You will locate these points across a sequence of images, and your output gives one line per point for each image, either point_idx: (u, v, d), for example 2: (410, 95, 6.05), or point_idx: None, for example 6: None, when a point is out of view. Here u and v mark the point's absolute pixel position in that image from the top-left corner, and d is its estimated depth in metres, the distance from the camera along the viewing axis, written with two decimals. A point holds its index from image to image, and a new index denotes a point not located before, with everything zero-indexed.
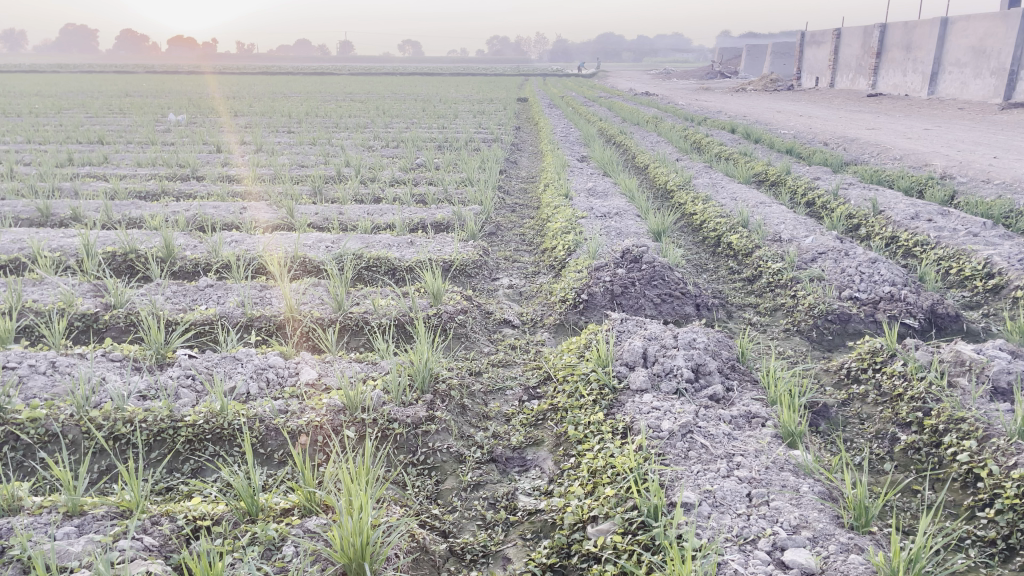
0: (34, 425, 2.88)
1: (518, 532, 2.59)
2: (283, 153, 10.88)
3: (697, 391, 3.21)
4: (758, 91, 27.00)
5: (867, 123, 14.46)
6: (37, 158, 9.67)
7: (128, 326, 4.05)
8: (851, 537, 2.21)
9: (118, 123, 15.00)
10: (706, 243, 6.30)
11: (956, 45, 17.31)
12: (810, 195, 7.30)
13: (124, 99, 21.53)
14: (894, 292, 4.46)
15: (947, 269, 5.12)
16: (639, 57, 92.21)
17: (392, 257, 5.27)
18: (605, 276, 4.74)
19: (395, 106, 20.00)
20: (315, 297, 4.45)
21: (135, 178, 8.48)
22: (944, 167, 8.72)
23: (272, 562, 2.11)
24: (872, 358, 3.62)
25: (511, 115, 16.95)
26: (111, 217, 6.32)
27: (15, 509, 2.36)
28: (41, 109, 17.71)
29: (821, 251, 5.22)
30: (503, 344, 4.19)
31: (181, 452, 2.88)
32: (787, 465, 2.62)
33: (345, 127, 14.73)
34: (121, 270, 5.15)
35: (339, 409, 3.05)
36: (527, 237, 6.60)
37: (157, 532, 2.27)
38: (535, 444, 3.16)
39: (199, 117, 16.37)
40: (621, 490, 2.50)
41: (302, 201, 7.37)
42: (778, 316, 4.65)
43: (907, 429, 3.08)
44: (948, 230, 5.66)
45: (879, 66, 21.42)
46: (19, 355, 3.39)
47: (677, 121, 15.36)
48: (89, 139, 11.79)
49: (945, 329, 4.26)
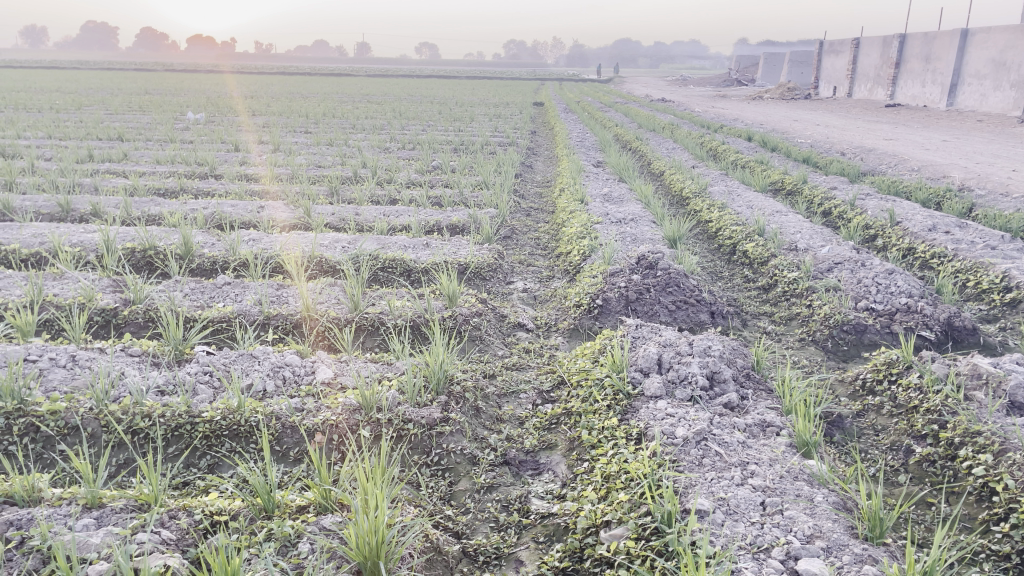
0: (54, 418, 2.92)
1: (531, 535, 2.60)
2: (301, 154, 10.96)
3: (712, 399, 3.20)
4: (775, 100, 26.93)
5: (884, 133, 14.41)
6: (58, 153, 9.77)
7: (146, 322, 4.10)
8: (866, 548, 2.21)
9: (139, 120, 15.20)
10: (722, 250, 6.30)
11: (976, 57, 17.22)
12: (827, 205, 7.29)
13: (144, 96, 21.88)
14: (911, 304, 4.44)
15: (964, 282, 5.10)
16: (655, 62, 92.13)
17: (408, 258, 5.30)
18: (619, 281, 4.75)
19: (412, 108, 20.10)
20: (331, 297, 4.48)
21: (155, 176, 8.57)
22: (962, 179, 8.67)
23: (289, 558, 2.13)
24: (887, 369, 3.61)
25: (527, 120, 17.01)
26: (130, 213, 6.39)
27: (35, 499, 2.39)
28: (61, 105, 17.87)
29: (837, 262, 5.21)
30: (518, 347, 4.20)
31: (198, 447, 2.90)
32: (801, 474, 2.62)
33: (362, 127, 14.83)
34: (140, 266, 5.22)
35: (355, 408, 3.08)
36: (542, 241, 6.61)
37: (175, 525, 2.30)
38: (548, 448, 3.17)
39: (217, 115, 16.54)
40: (634, 496, 2.51)
41: (319, 201, 7.42)
42: (793, 325, 4.65)
43: (922, 442, 3.07)
44: (966, 243, 5.63)
45: (898, 77, 21.32)
46: (40, 348, 3.44)
47: (693, 128, 15.32)
48: (109, 136, 11.93)
49: (962, 342, 4.23)
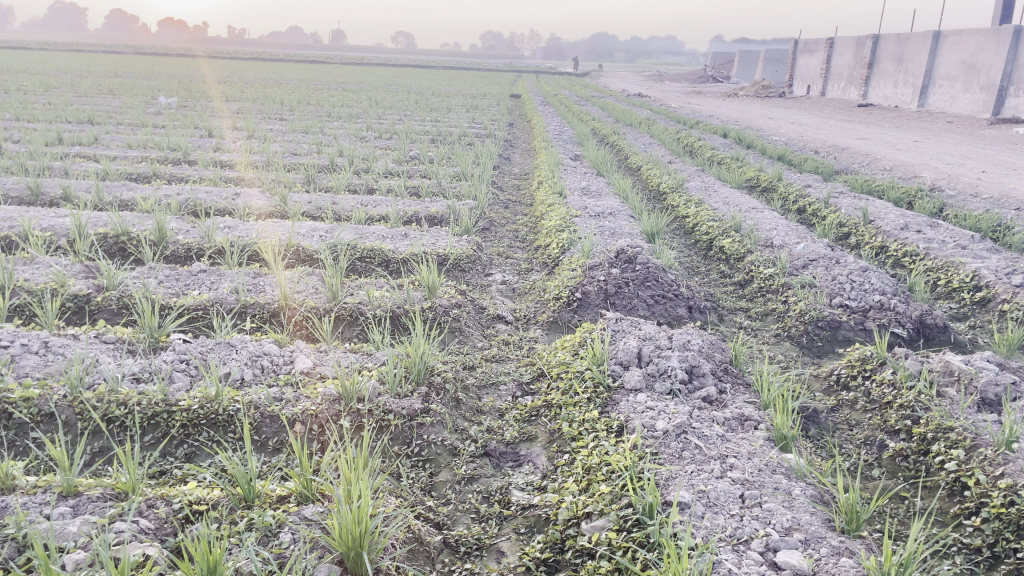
0: (27, 405, 2.87)
1: (512, 526, 2.61)
2: (276, 141, 10.85)
3: (691, 392, 3.24)
4: (749, 97, 27.15)
5: (858, 132, 14.59)
6: (27, 135, 9.57)
7: (121, 309, 4.04)
8: (843, 541, 2.25)
9: (109, 103, 14.94)
10: (698, 245, 6.35)
11: (947, 58, 17.49)
12: (802, 202, 7.37)
13: (115, 79, 21.48)
14: (884, 302, 4.51)
15: (935, 280, 5.18)
16: (632, 57, 92.38)
17: (386, 248, 5.28)
18: (599, 275, 4.75)
19: (388, 97, 19.94)
20: (309, 287, 4.44)
21: (127, 160, 8.43)
22: (933, 179, 8.81)
23: (270, 548, 2.12)
24: (862, 365, 3.68)
25: (505, 112, 16.98)
26: (102, 198, 6.29)
27: (10, 487, 2.36)
28: (29, 86, 17.48)
29: (812, 259, 5.27)
30: (497, 340, 4.19)
31: (175, 436, 2.88)
32: (780, 468, 2.66)
33: (338, 116, 14.70)
34: (113, 251, 5.14)
35: (334, 398, 3.05)
36: (520, 234, 6.61)
37: (153, 515, 2.27)
38: (529, 440, 3.18)
39: (191, 100, 16.32)
40: (616, 488, 2.52)
41: (296, 188, 7.34)
42: (769, 321, 4.70)
43: (895, 437, 3.12)
44: (937, 242, 5.73)
45: (870, 77, 21.61)
46: (12, 333, 3.38)
47: (669, 123, 15.42)
48: (80, 120, 11.72)
49: (933, 340, 4.30)
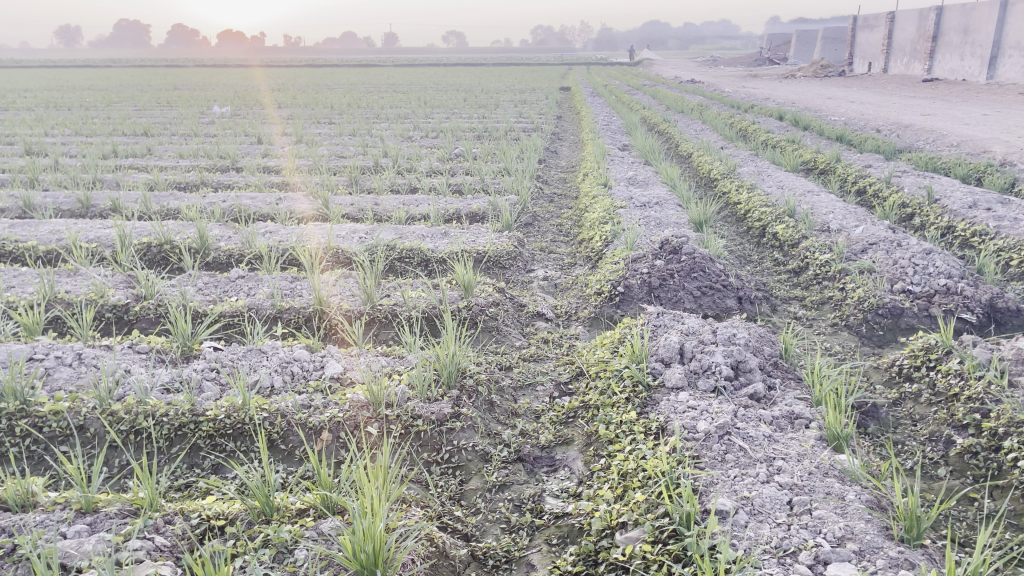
0: (57, 418, 2.85)
1: (544, 537, 2.47)
2: (324, 144, 10.92)
3: (737, 390, 3.04)
4: (809, 78, 26.36)
5: (923, 108, 13.96)
6: (82, 149, 9.79)
7: (158, 317, 4.03)
8: (902, 551, 2.04)
9: (166, 115, 15.30)
10: (751, 232, 6.08)
11: (1017, 27, 16.63)
12: (861, 183, 7.01)
13: (174, 91, 22.06)
14: (950, 285, 4.22)
15: (1007, 260, 4.84)
16: (685, 44, 90.96)
17: (425, 248, 5.18)
18: (642, 267, 4.56)
19: (437, 97, 19.95)
20: (345, 289, 4.37)
21: (177, 170, 8.54)
22: (1004, 153, 8.33)
23: (283, 566, 2.03)
24: (925, 355, 3.41)
25: (554, 105, 16.80)
26: (148, 208, 6.35)
27: (29, 505, 2.31)
28: (92, 101, 18.10)
29: (872, 242, 4.98)
30: (536, 338, 4.06)
31: (201, 447, 2.83)
32: (831, 470, 2.45)
33: (387, 117, 14.76)
34: (155, 261, 5.17)
35: (362, 404, 2.97)
36: (564, 228, 6.45)
37: (169, 531, 2.21)
38: (565, 443, 3.03)
39: (244, 108, 16.59)
40: (652, 495, 2.36)
41: (339, 191, 7.31)
42: (825, 309, 4.45)
43: (964, 432, 2.88)
44: (1008, 219, 5.37)
45: (935, 50, 20.70)
46: (47, 346, 3.38)
47: (722, 109, 15.01)
48: (136, 132, 11.97)
49: (1005, 325, 3.99)
